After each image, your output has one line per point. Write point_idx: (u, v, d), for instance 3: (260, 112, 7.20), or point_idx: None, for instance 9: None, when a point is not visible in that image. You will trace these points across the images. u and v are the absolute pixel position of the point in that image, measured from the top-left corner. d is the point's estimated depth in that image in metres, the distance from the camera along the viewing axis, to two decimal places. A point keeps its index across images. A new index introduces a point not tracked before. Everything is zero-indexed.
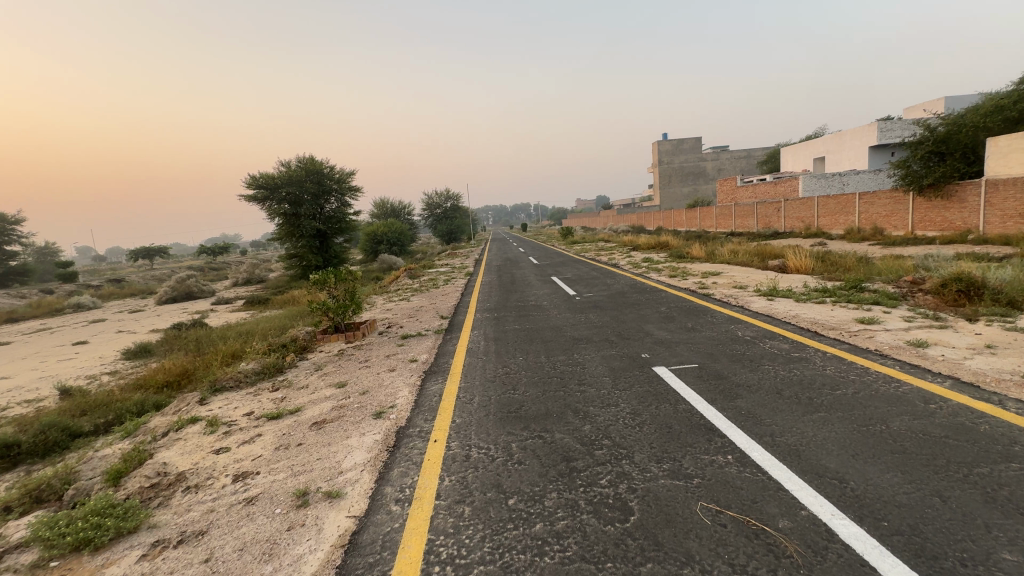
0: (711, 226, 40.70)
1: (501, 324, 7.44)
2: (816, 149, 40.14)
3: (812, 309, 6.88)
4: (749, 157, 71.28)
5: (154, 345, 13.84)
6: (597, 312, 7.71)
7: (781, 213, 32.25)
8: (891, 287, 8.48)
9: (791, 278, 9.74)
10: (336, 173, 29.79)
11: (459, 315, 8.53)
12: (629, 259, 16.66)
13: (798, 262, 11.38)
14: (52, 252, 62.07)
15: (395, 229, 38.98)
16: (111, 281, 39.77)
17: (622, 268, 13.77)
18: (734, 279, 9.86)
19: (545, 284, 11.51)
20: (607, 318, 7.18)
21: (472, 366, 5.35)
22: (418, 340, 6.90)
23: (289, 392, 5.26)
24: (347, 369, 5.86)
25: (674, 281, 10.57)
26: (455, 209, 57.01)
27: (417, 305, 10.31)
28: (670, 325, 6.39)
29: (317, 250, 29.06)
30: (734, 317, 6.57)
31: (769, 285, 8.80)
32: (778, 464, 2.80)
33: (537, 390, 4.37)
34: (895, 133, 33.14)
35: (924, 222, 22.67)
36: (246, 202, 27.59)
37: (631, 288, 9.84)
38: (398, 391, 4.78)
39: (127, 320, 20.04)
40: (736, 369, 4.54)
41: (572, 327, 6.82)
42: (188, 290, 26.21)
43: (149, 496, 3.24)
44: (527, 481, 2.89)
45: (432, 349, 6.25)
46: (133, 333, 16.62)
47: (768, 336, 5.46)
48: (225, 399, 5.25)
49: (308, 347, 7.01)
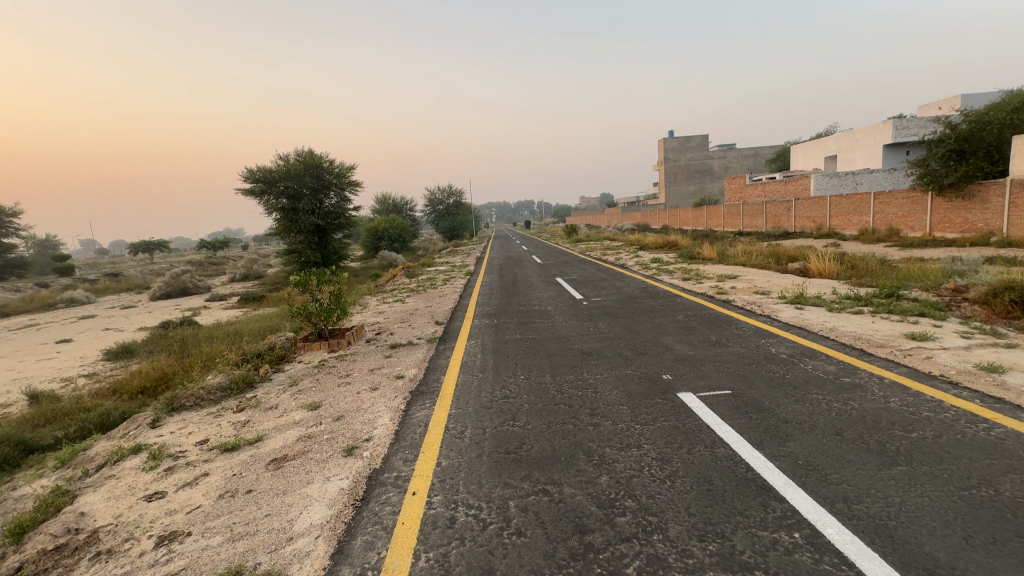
0: (718, 225, 39.88)
1: (500, 333, 6.69)
2: (827, 148, 39.15)
3: (850, 321, 6.12)
4: (757, 156, 70.26)
5: (139, 345, 13.18)
6: (607, 320, 6.98)
7: (791, 213, 31.41)
8: (930, 295, 7.69)
9: (816, 282, 8.99)
10: (336, 168, 29.05)
11: (456, 321, 7.81)
12: (637, 259, 15.91)
13: (821, 265, 10.61)
14: (53, 245, 62.03)
15: (398, 225, 38.24)
16: (108, 275, 39.22)
17: (631, 269, 13.07)
18: (754, 284, 9.12)
19: (550, 286, 10.80)
20: (620, 328, 6.45)
21: (465, 386, 4.64)
22: (408, 350, 6.19)
23: (254, 415, 4.54)
24: (325, 386, 5.14)
25: (688, 285, 9.82)
26: (457, 205, 56.32)
27: (412, 307, 9.62)
28: (691, 339, 5.65)
29: (316, 246, 28.42)
30: (763, 330, 5.81)
31: (794, 291, 8.04)
32: (867, 553, 2.07)
33: (542, 423, 3.65)
34: (910, 131, 32.12)
35: (943, 223, 21.83)
36: (243, 196, 26.96)
37: (642, 292, 9.08)
38: (376, 419, 4.06)
39: (118, 317, 19.42)
40: (779, 399, 3.80)
41: (580, 338, 6.09)
42: (183, 286, 25.61)
43: (46, 568, 2.54)
44: (528, 567, 2.16)
45: (422, 363, 5.53)
46: (119, 331, 15.99)
47: (809, 356, 4.71)
48: (181, 421, 4.55)
49: (285, 358, 6.29)
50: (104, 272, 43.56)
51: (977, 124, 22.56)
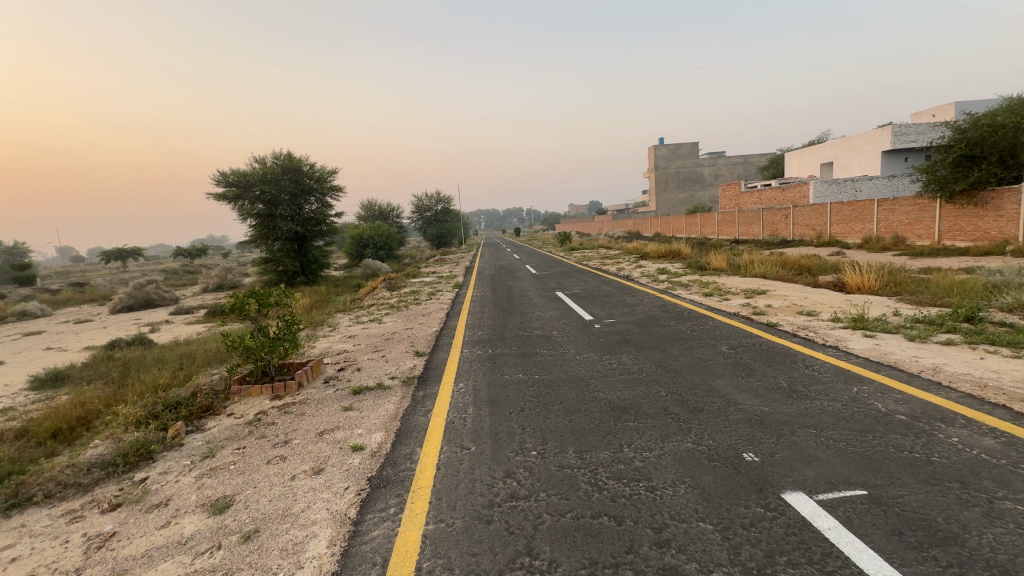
0: (713, 233, 39.00)
1: (497, 371, 5.16)
2: (824, 154, 38.52)
3: (949, 357, 4.75)
4: (748, 163, 69.96)
5: (73, 370, 11.36)
6: (632, 352, 5.54)
7: (790, 220, 30.55)
8: (1013, 317, 6.36)
9: (864, 299, 7.69)
10: (317, 172, 27.26)
11: (440, 353, 6.25)
12: (641, 269, 14.50)
13: (858, 278, 9.30)
14: (20, 252, 59.13)
15: (383, 232, 36.46)
16: (72, 285, 36.76)
17: (639, 281, 11.74)
18: (792, 302, 7.78)
19: (551, 302, 9.37)
20: (652, 365, 5.01)
21: (450, 472, 3.11)
22: (377, 398, 4.66)
23: (128, 522, 2.97)
24: (253, 460, 3.60)
25: (712, 301, 8.48)
26: (446, 212, 54.66)
27: (389, 330, 8.10)
28: (755, 386, 4.20)
29: (294, 254, 26.69)
30: (845, 371, 4.41)
31: (849, 312, 6.68)
32: None
33: (579, 566, 2.15)
34: (909, 138, 31.44)
35: (952, 231, 21.04)
36: (216, 201, 25.10)
37: (663, 313, 7.66)
38: (306, 544, 2.52)
39: (66, 334, 17.46)
40: (956, 512, 2.35)
41: (602, 381, 4.61)
42: (147, 298, 23.65)
43: None
44: None
45: (392, 422, 4.01)
46: (61, 352, 14.10)
47: (947, 424, 3.28)
48: (12, 533, 2.96)
49: (210, 410, 4.71)
50: (67, 281, 40.93)
51: (990, 127, 21.15)
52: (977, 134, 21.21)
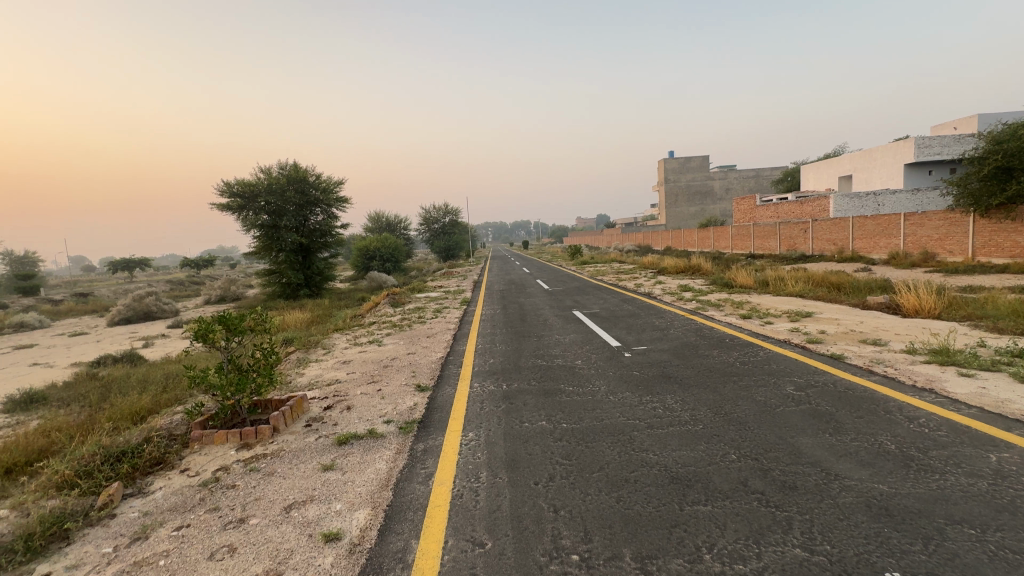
0: (727, 247, 37.97)
1: (514, 417, 4.22)
2: (842, 167, 37.51)
3: None
4: (759, 177, 69.05)
5: (53, 391, 10.53)
6: (678, 393, 4.57)
7: (809, 235, 29.49)
8: None
9: (934, 325, 6.67)
10: (323, 183, 26.64)
11: (446, 388, 5.30)
12: (662, 286, 13.55)
13: (916, 300, 8.27)
14: (28, 262, 59.01)
15: (390, 244, 35.78)
16: (75, 296, 36.20)
17: (662, 300, 10.82)
18: (851, 329, 6.75)
19: (570, 324, 8.43)
20: (706, 412, 4.04)
21: None
22: (367, 452, 3.72)
23: None
24: (191, 551, 2.67)
25: (754, 325, 7.48)
26: (454, 224, 53.98)
27: (390, 354, 7.21)
28: (857, 449, 3.22)
29: (298, 266, 26.01)
30: (969, 430, 3.39)
31: (928, 343, 5.66)
32: None
33: None
34: (933, 150, 30.38)
35: (987, 247, 19.85)
36: (220, 211, 24.52)
37: (702, 339, 6.69)
38: None
39: (57, 349, 16.68)
40: None
41: (649, 435, 3.65)
42: (146, 310, 22.98)
43: None
44: None
45: (380, 494, 3.07)
46: (46, 369, 13.29)
47: None
48: None
49: (162, 464, 3.81)
50: (71, 292, 40.37)
51: None
52: (1014, 145, 19.24)
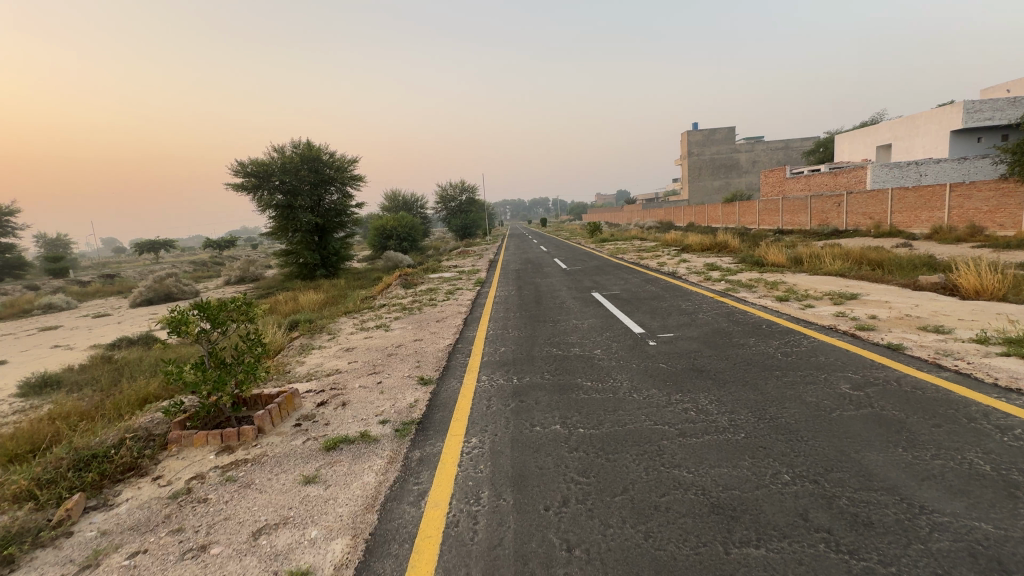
0: (754, 223, 36.40)
1: (524, 420, 3.70)
2: (881, 136, 35.22)
3: None
4: (789, 149, 65.91)
5: (69, 374, 10.53)
6: (712, 391, 3.98)
7: (843, 209, 27.89)
8: None
9: (1004, 309, 5.87)
10: (336, 161, 26.18)
11: (452, 381, 4.82)
12: (688, 264, 12.79)
13: (977, 280, 7.37)
14: (61, 244, 60.76)
15: (407, 222, 35.39)
16: (102, 278, 37.03)
17: (689, 279, 10.09)
18: (906, 314, 6.00)
19: (588, 308, 7.83)
20: (748, 417, 3.45)
21: None
22: (356, 461, 3.27)
23: None
24: None
25: (793, 309, 6.77)
26: (470, 202, 53.22)
27: (397, 341, 6.77)
28: (945, 472, 2.60)
29: (315, 246, 25.88)
30: None
31: (1005, 332, 4.88)
32: None
33: None
34: (984, 115, 28.14)
35: None
36: (235, 192, 24.32)
37: (737, 325, 6.04)
38: None
39: (79, 330, 16.89)
40: None
41: (682, 446, 3.10)
42: (167, 291, 23.20)
43: None
44: None
45: (363, 518, 2.61)
46: (65, 351, 13.38)
47: None
48: None
49: (134, 471, 3.44)
50: (99, 273, 41.26)
51: None
52: None
